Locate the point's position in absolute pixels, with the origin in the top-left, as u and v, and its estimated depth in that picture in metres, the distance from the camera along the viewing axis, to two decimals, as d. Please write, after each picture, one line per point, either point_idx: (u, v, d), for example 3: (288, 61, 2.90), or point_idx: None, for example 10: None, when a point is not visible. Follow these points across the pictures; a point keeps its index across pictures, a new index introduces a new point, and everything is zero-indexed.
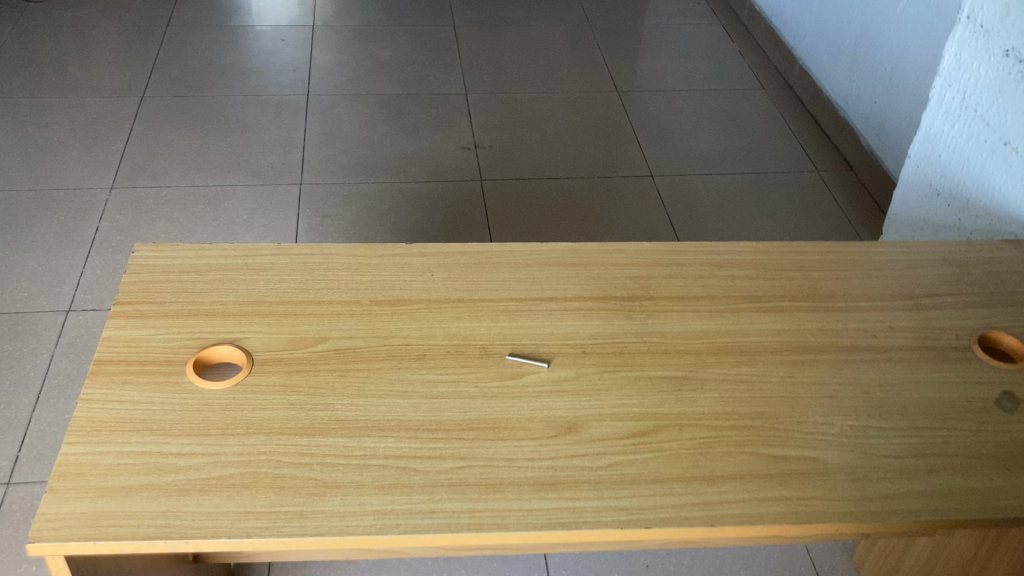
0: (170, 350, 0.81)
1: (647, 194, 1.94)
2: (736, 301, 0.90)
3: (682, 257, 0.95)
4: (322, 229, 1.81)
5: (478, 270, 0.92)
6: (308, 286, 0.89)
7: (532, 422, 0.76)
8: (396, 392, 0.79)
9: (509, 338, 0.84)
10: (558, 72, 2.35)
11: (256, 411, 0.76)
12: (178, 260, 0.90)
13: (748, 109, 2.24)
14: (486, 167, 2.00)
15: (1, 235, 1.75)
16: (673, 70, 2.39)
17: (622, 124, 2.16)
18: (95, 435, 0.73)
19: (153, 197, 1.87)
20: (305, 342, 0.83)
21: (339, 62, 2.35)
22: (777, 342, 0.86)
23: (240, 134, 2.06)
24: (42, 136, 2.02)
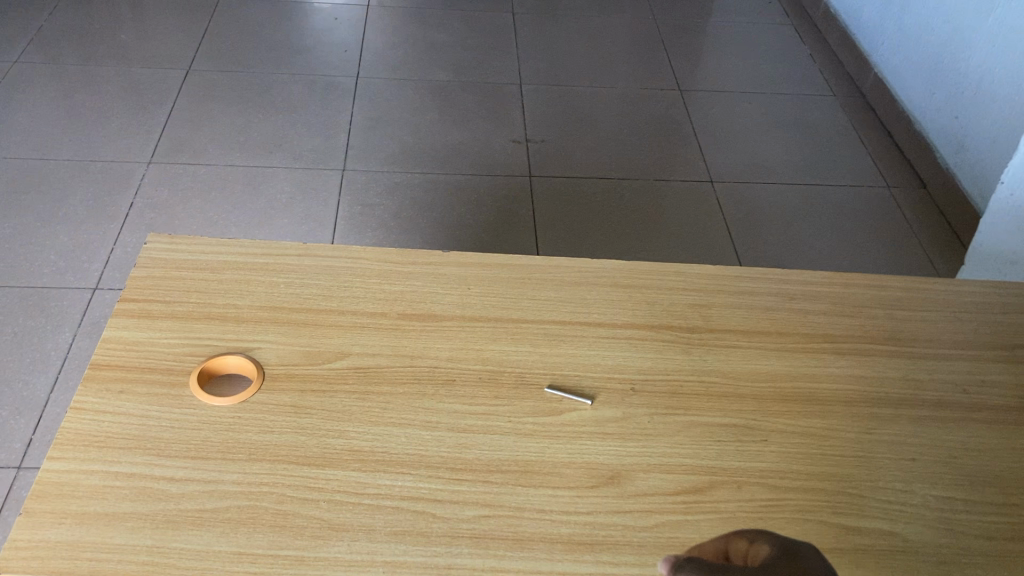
0: (174, 358, 0.73)
1: (705, 201, 1.83)
2: (807, 339, 0.80)
3: (748, 285, 0.85)
4: (362, 220, 1.73)
5: (519, 287, 0.83)
6: (332, 293, 0.80)
7: (570, 469, 0.68)
8: (420, 422, 0.70)
9: (550, 366, 0.75)
10: (618, 67, 2.25)
11: (263, 434, 0.68)
12: (193, 254, 0.83)
13: (817, 117, 2.12)
14: (537, 163, 1.91)
15: (35, 206, 1.70)
16: (739, 71, 2.28)
17: (682, 125, 2.05)
18: (82, 451, 0.66)
19: (191, 174, 1.81)
20: (323, 357, 0.74)
21: (391, 44, 2.27)
22: (854, 392, 0.76)
23: (286, 113, 2.00)
24: (84, 104, 1.97)
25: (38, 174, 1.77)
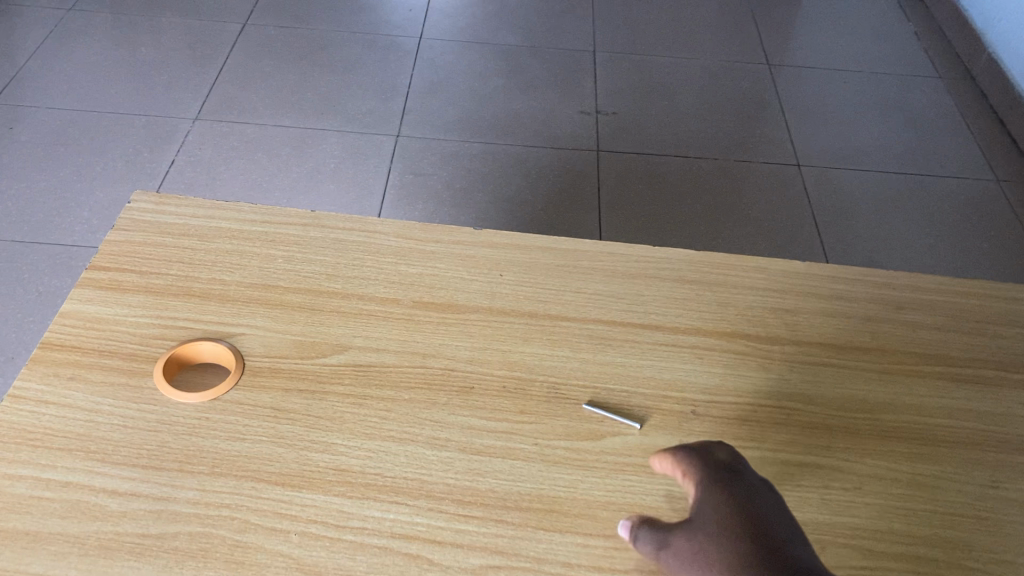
0: (141, 341, 0.61)
1: (790, 186, 1.65)
2: (918, 361, 0.64)
3: (844, 287, 0.70)
4: (413, 191, 1.60)
5: (563, 276, 0.69)
6: (337, 272, 0.67)
7: (607, 512, 0.54)
8: (424, 439, 0.57)
9: (592, 378, 0.61)
10: (701, 37, 2.07)
11: (232, 443, 0.56)
12: (182, 218, 0.70)
13: (920, 100, 1.92)
14: (607, 137, 1.75)
15: (74, 159, 1.62)
16: (836, 46, 2.08)
17: (770, 103, 1.87)
18: (10, 450, 0.54)
19: (238, 133, 1.70)
20: (316, 350, 0.62)
21: (460, 4, 2.12)
22: (973, 431, 0.60)
23: (342, 73, 1.87)
24: (135, 55, 1.87)
25: (81, 126, 1.69)
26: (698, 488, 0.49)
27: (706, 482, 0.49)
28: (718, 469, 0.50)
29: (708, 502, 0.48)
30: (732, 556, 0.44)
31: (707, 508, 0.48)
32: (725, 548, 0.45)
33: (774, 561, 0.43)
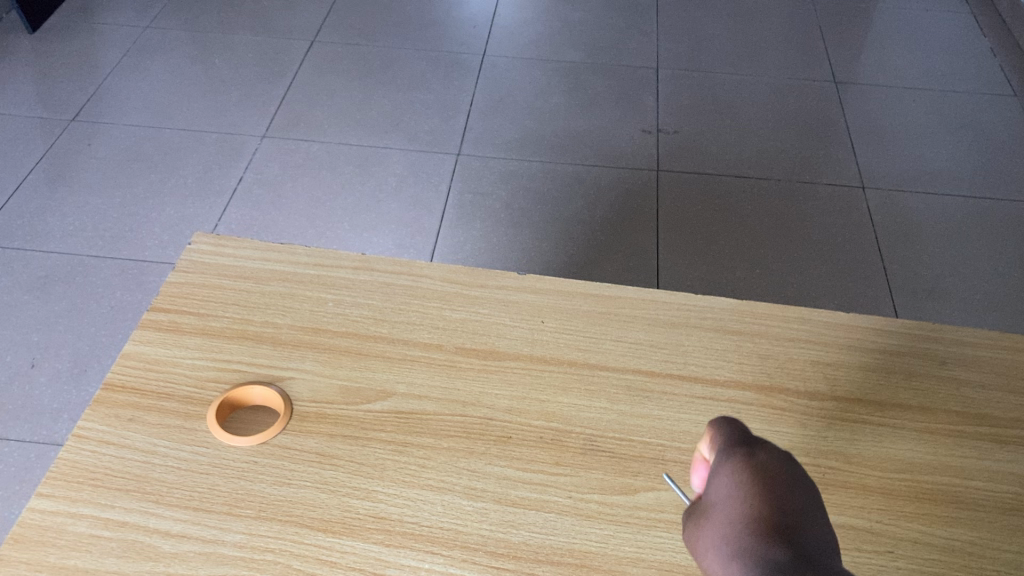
0: (197, 384, 0.64)
1: (852, 209, 1.63)
2: (959, 420, 0.64)
3: (888, 341, 0.69)
4: (471, 210, 1.62)
5: (603, 324, 0.70)
6: (383, 317, 0.70)
7: (636, 568, 0.55)
8: (460, 488, 0.58)
9: (627, 430, 0.62)
10: (766, 54, 2.05)
11: (278, 488, 0.58)
12: (238, 259, 0.73)
13: (992, 120, 1.87)
14: (666, 157, 1.75)
15: (147, 175, 1.68)
16: (906, 63, 2.04)
17: (835, 123, 1.85)
18: (73, 489, 0.57)
19: (304, 150, 1.75)
20: (362, 396, 0.64)
21: (524, 20, 2.14)
22: (1015, 497, 0.59)
23: (406, 91, 1.90)
24: (209, 72, 1.94)
25: (155, 143, 1.75)
26: (723, 466, 0.47)
27: (732, 458, 0.46)
28: (749, 444, 0.47)
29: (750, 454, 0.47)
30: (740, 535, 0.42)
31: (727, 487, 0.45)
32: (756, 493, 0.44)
33: (782, 537, 0.40)
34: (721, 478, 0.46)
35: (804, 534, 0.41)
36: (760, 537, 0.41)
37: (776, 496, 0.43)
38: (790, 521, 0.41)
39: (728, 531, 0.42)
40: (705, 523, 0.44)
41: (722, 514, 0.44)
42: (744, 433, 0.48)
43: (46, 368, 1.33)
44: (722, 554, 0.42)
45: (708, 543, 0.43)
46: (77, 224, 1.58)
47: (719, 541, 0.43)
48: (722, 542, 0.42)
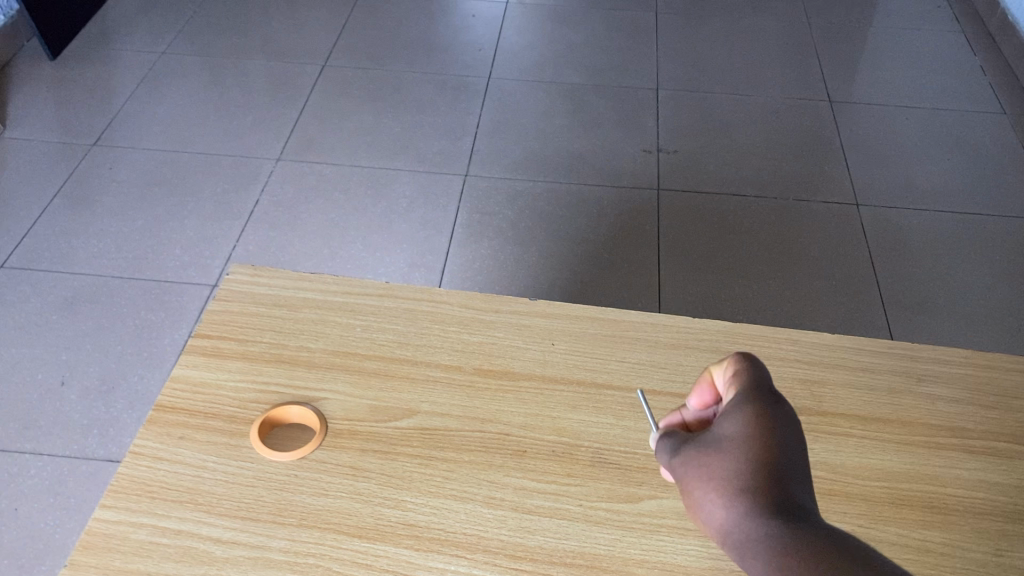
0: (239, 404, 0.70)
1: (846, 226, 1.69)
2: (935, 432, 0.70)
3: (870, 360, 0.76)
4: (478, 229, 1.68)
5: (609, 346, 0.76)
6: (408, 340, 0.76)
7: (640, 568, 0.61)
8: (481, 498, 0.65)
9: (632, 444, 0.69)
10: (762, 75, 2.12)
11: (317, 498, 0.64)
12: (273, 288, 0.80)
13: (981, 137, 1.93)
14: (666, 176, 1.82)
15: (168, 199, 1.74)
16: (899, 82, 2.10)
17: (829, 142, 1.91)
18: (133, 501, 0.64)
19: (318, 173, 1.81)
20: (390, 414, 0.70)
21: (527, 43, 2.21)
22: (984, 502, 0.65)
23: (415, 114, 1.97)
24: (224, 97, 2.01)
25: (174, 167, 1.82)
26: (736, 402, 0.49)
27: (748, 396, 0.48)
28: (765, 388, 0.49)
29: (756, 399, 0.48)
30: (741, 474, 0.44)
31: (736, 422, 0.47)
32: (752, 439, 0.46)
33: (782, 487, 0.43)
34: (731, 413, 0.48)
35: (802, 492, 0.43)
36: (762, 483, 0.43)
37: (784, 443, 0.45)
38: (793, 473, 0.44)
39: (721, 475, 0.45)
40: (701, 462, 0.46)
41: (722, 454, 0.46)
42: (765, 377, 0.50)
43: (75, 385, 1.39)
44: (713, 498, 0.44)
45: (705, 472, 0.46)
46: (102, 247, 1.64)
47: (715, 477, 0.45)
48: (714, 485, 0.45)
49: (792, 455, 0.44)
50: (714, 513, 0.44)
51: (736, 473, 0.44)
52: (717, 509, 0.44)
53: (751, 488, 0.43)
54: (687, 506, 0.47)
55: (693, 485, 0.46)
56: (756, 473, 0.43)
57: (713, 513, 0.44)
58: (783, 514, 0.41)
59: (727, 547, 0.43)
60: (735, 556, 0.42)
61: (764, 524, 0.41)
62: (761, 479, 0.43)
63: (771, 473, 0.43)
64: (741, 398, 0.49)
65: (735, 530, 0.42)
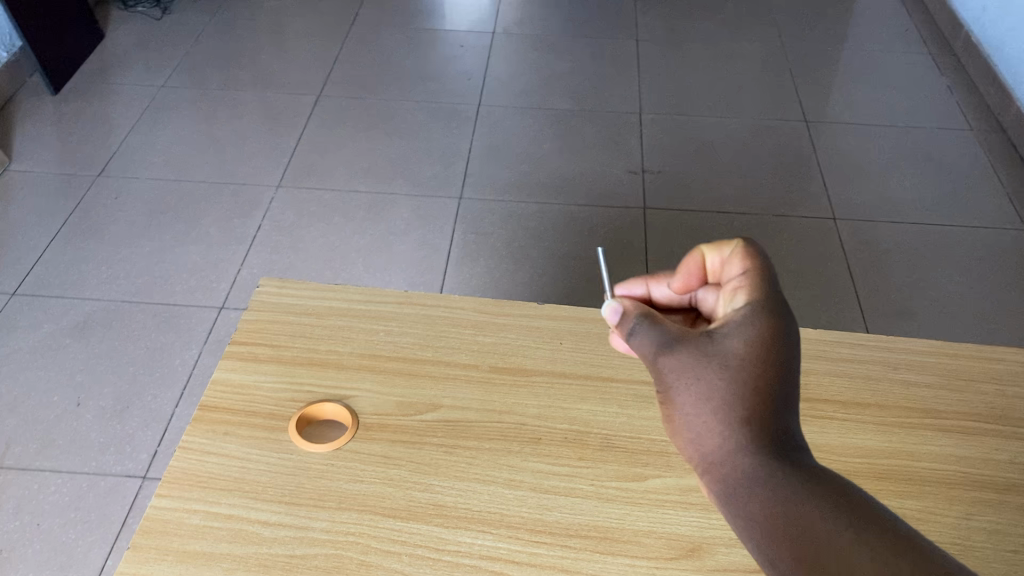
0: (277, 403, 0.77)
1: (827, 238, 1.77)
2: (908, 414, 0.78)
3: (849, 352, 0.83)
4: (476, 249, 1.74)
5: (612, 344, 0.84)
6: (427, 343, 0.83)
7: (649, 538, 0.67)
8: (502, 480, 0.71)
9: (637, 430, 0.76)
10: (741, 98, 2.21)
11: (353, 484, 0.70)
12: (301, 299, 0.87)
13: (952, 153, 2.02)
14: (653, 195, 1.89)
15: (173, 225, 1.75)
16: (871, 102, 2.20)
17: (807, 160, 1.99)
18: (185, 490, 0.69)
19: (318, 200, 1.84)
20: (415, 408, 0.77)
21: (515, 72, 2.29)
22: (955, 473, 0.72)
23: (409, 140, 2.03)
24: (224, 127, 2.05)
25: (177, 196, 1.83)
26: (743, 316, 0.51)
27: (756, 313, 0.51)
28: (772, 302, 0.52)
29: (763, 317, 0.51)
30: (743, 407, 0.48)
31: (743, 342, 0.50)
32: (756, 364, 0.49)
33: (775, 433, 0.48)
34: (736, 328, 0.51)
35: (789, 432, 0.49)
36: (760, 421, 0.48)
37: (784, 375, 0.49)
38: (784, 408, 0.49)
39: (723, 398, 0.49)
40: (703, 375, 0.50)
41: (721, 371, 0.50)
42: (772, 272, 0.56)
43: (91, 406, 1.36)
44: (711, 422, 0.49)
45: (704, 390, 0.50)
46: (109, 271, 1.63)
47: (713, 399, 0.49)
48: (714, 406, 0.49)
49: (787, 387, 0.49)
50: (705, 434, 0.49)
51: (739, 405, 0.48)
52: (713, 435, 0.49)
53: (752, 426, 0.48)
54: (671, 408, 0.51)
55: (685, 396, 0.50)
56: (756, 406, 0.48)
57: (705, 432, 0.49)
58: (774, 456, 0.48)
59: (710, 468, 0.49)
60: (719, 478, 0.48)
61: (759, 464, 0.47)
62: (762, 419, 0.48)
63: (768, 409, 0.48)
64: (748, 311, 0.52)
65: (729, 463, 0.48)
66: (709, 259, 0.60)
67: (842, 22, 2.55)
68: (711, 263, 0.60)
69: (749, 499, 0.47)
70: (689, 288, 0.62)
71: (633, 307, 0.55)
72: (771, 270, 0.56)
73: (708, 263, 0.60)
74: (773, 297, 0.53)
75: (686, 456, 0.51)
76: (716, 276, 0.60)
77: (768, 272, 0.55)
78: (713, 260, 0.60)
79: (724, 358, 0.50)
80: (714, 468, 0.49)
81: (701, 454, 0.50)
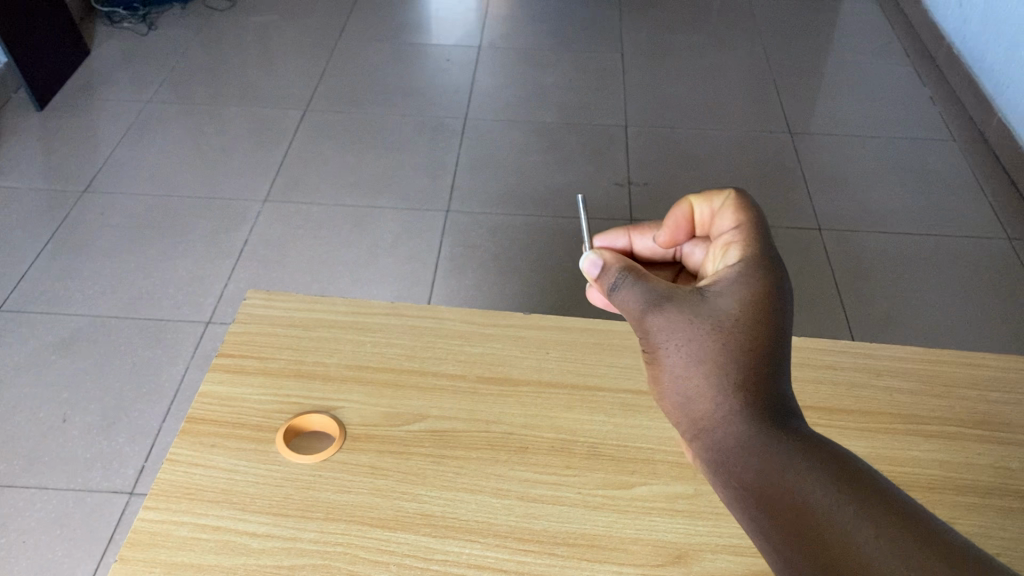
0: (264, 415, 0.77)
1: (811, 248, 1.78)
2: (893, 420, 0.78)
3: (833, 359, 0.84)
4: (462, 262, 1.74)
5: (598, 353, 0.84)
6: (414, 353, 0.83)
7: (636, 545, 0.68)
8: (490, 490, 0.71)
9: (623, 439, 0.76)
10: (725, 110, 2.23)
11: (341, 494, 0.70)
12: (288, 311, 0.87)
13: (934, 163, 2.04)
14: (638, 207, 1.90)
15: (159, 240, 1.75)
16: (854, 113, 2.22)
17: (791, 171, 2.01)
18: (173, 502, 0.69)
19: (304, 214, 1.84)
20: (402, 418, 0.77)
21: (500, 85, 2.30)
22: (938, 477, 0.73)
23: (394, 154, 2.04)
24: (209, 142, 2.05)
25: (163, 211, 1.83)
26: (734, 278, 0.54)
27: (747, 276, 0.54)
28: (762, 265, 0.54)
29: (754, 279, 0.53)
30: (734, 364, 0.50)
31: (734, 301, 0.52)
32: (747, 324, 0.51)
33: (767, 391, 0.50)
34: (727, 287, 0.53)
35: (780, 390, 0.50)
36: (750, 380, 0.50)
37: (775, 336, 0.51)
38: (775, 369, 0.51)
39: (715, 356, 0.51)
40: (694, 334, 0.52)
41: (713, 330, 0.51)
42: (763, 224, 0.59)
43: (78, 422, 1.35)
44: (702, 378, 0.50)
45: (693, 346, 0.51)
46: (95, 286, 1.62)
47: (704, 356, 0.51)
48: (705, 364, 0.51)
49: (776, 348, 0.51)
50: (692, 389, 0.51)
51: (728, 360, 0.50)
52: (704, 393, 0.50)
53: (743, 384, 0.49)
54: (662, 367, 0.53)
55: (674, 351, 0.52)
56: (745, 363, 0.50)
57: (692, 388, 0.51)
58: (762, 415, 0.49)
59: (696, 424, 0.50)
60: (710, 436, 0.50)
61: (746, 421, 0.48)
62: (753, 378, 0.50)
63: (757, 368, 0.50)
64: (739, 273, 0.54)
65: (721, 420, 0.49)
66: (698, 210, 0.64)
67: (825, 34, 2.57)
68: (701, 214, 0.63)
69: (733, 452, 0.48)
70: (675, 242, 0.67)
71: (614, 260, 0.58)
72: (762, 227, 0.59)
73: (697, 214, 0.64)
74: (765, 258, 0.55)
75: (677, 419, 0.52)
76: (705, 227, 0.64)
77: (763, 237, 0.58)
78: (703, 210, 0.63)
79: (716, 318, 0.52)
80: (699, 424, 0.50)
81: (686, 410, 0.51)
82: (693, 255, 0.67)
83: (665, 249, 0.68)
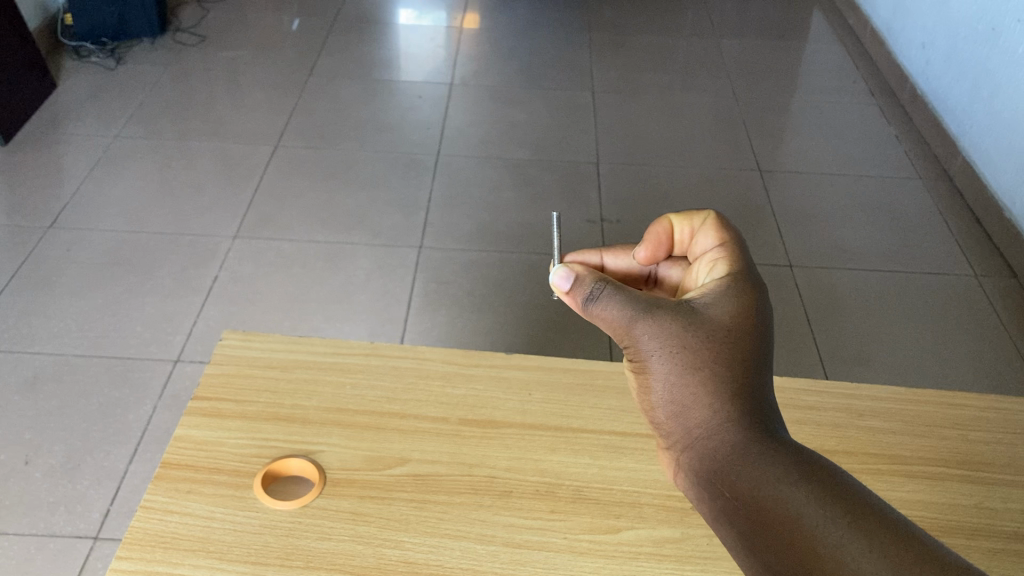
0: (242, 459, 0.75)
1: (783, 285, 1.79)
2: (875, 461, 0.78)
3: (816, 399, 0.84)
4: (436, 298, 1.73)
5: (581, 394, 0.84)
6: (396, 396, 0.82)
7: None
8: (474, 536, 0.70)
9: (609, 481, 0.75)
10: (695, 148, 2.25)
11: (321, 541, 0.68)
12: (265, 352, 0.86)
13: (901, 201, 2.07)
14: (613, 241, 1.91)
15: (127, 277, 1.71)
16: (822, 151, 2.25)
17: (762, 208, 2.03)
18: (147, 551, 0.67)
19: (276, 250, 1.82)
20: (384, 463, 0.75)
21: (472, 122, 2.31)
22: (922, 518, 0.73)
23: (366, 190, 2.03)
24: (179, 177, 2.03)
25: (132, 247, 1.80)
26: (721, 289, 0.55)
27: (733, 289, 0.55)
28: (747, 281, 0.56)
29: (741, 293, 0.55)
30: (727, 373, 0.50)
31: (723, 312, 0.53)
32: (737, 335, 0.52)
33: (756, 401, 0.50)
34: (715, 299, 0.54)
35: (767, 399, 0.51)
36: (742, 389, 0.50)
37: (761, 348, 0.52)
38: (762, 381, 0.51)
39: (708, 365, 0.51)
40: (687, 342, 0.52)
41: (705, 339, 0.52)
42: (744, 244, 0.60)
43: (40, 464, 1.32)
44: (695, 387, 0.51)
45: (684, 353, 0.52)
46: (61, 325, 1.59)
47: (698, 364, 0.51)
48: (699, 372, 0.51)
49: (762, 361, 0.52)
50: (683, 398, 0.51)
51: (720, 369, 0.51)
52: (698, 402, 0.51)
53: (736, 394, 0.50)
54: (653, 374, 0.53)
55: (665, 360, 0.52)
56: (737, 373, 0.51)
57: (684, 397, 0.51)
58: (755, 427, 0.49)
59: (688, 433, 0.50)
60: (701, 446, 0.50)
61: (738, 430, 0.49)
62: (744, 388, 0.50)
63: (748, 378, 0.51)
64: (725, 285, 0.55)
65: (714, 428, 0.49)
66: (678, 229, 0.64)
67: (792, 74, 2.62)
68: (681, 234, 0.64)
69: (728, 459, 0.48)
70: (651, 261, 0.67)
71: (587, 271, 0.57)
72: (742, 244, 0.60)
73: (677, 232, 0.65)
74: (749, 273, 0.57)
75: (665, 428, 0.52)
76: (684, 246, 0.65)
77: (748, 253, 0.59)
78: (683, 230, 0.64)
79: (708, 327, 0.52)
80: (692, 434, 0.50)
81: (676, 419, 0.52)
82: (669, 276, 0.67)
83: (642, 267, 0.68)
